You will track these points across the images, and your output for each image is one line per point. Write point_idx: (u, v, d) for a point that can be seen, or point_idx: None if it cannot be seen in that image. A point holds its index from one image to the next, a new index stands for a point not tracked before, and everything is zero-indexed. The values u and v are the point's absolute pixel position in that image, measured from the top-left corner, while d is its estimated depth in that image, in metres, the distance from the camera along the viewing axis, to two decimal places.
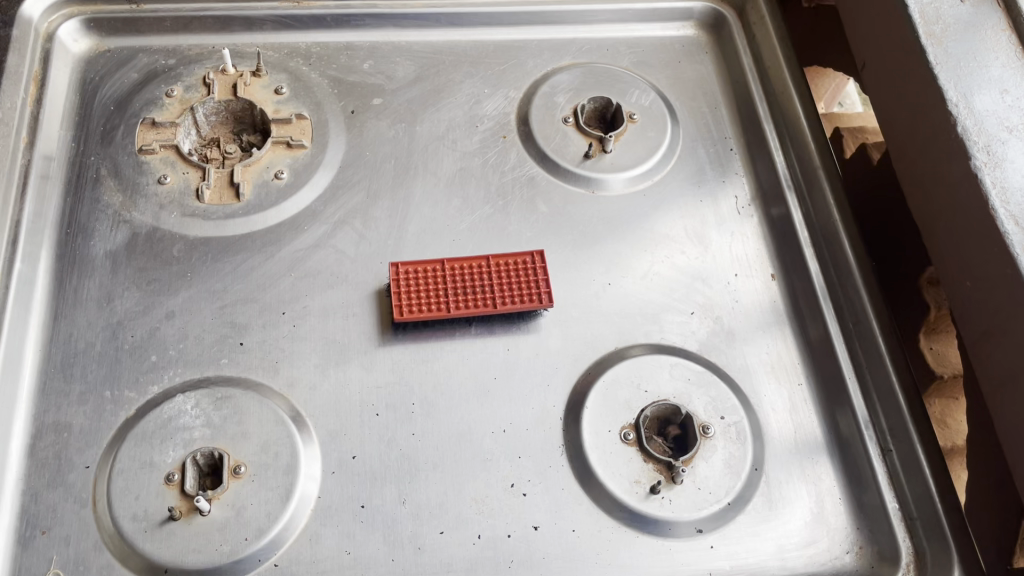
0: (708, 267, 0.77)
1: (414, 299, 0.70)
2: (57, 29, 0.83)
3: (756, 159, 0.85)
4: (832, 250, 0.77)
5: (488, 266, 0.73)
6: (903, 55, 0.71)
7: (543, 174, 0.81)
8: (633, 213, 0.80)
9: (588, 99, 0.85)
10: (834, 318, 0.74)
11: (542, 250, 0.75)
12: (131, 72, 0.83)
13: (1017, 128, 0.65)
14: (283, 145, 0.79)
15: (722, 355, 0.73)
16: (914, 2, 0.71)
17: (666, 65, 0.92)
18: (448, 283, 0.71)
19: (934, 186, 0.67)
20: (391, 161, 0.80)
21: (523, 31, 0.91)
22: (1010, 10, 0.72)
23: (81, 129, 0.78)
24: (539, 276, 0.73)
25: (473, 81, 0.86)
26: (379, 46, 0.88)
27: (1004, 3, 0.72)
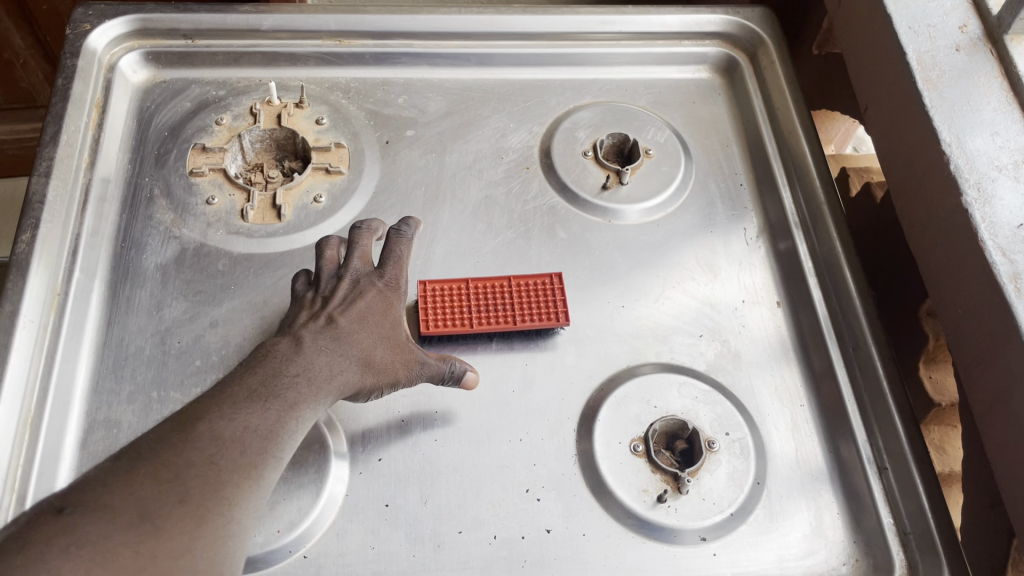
0: (717, 294, 0.82)
1: (435, 316, 0.75)
2: (118, 61, 0.90)
3: (765, 196, 0.90)
4: (835, 282, 0.81)
5: (502, 284, 0.78)
6: (904, 99, 0.75)
7: (562, 204, 0.86)
8: (646, 242, 0.85)
9: (606, 135, 0.91)
10: (836, 343, 0.78)
11: (560, 273, 0.80)
12: (185, 101, 0.89)
13: (1007, 168, 0.69)
14: (322, 171, 0.85)
15: (729, 376, 0.77)
16: (912, 50, 0.75)
17: (682, 105, 0.97)
18: (467, 301, 0.76)
19: (932, 221, 0.71)
20: (421, 188, 0.86)
21: (548, 71, 0.97)
22: (1002, 60, 0.75)
23: (137, 153, 0.85)
24: (557, 289, 0.78)
25: (500, 117, 0.92)
26: (413, 82, 0.94)
27: (997, 51, 0.76)
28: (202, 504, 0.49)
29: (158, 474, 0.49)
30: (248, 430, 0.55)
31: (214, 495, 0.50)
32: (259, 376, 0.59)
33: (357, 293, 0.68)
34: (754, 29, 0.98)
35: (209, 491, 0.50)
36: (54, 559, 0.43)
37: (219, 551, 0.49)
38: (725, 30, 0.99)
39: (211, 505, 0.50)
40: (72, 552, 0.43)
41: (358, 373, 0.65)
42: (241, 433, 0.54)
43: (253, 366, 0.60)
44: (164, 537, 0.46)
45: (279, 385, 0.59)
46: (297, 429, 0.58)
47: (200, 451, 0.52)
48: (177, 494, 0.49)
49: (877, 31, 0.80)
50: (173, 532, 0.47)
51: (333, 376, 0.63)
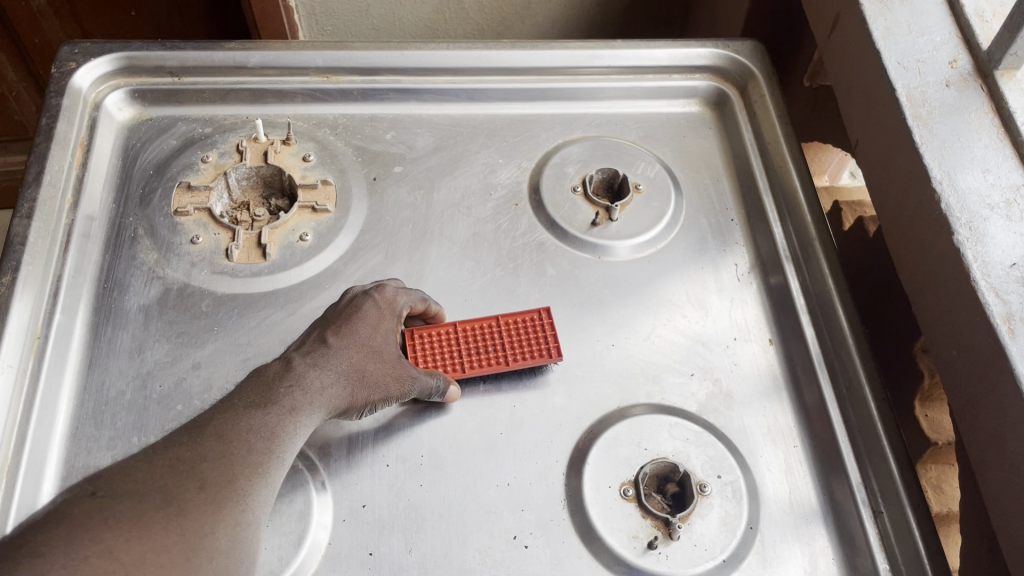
0: (708, 331, 0.81)
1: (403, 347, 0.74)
2: (104, 99, 0.89)
3: (756, 231, 0.89)
4: (828, 318, 0.80)
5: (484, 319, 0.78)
6: (895, 136, 0.74)
7: (551, 240, 0.85)
8: (636, 278, 0.84)
9: (595, 171, 0.90)
10: (829, 381, 0.77)
11: (549, 308, 0.79)
12: (171, 139, 0.89)
13: (999, 206, 0.68)
14: (308, 209, 0.84)
15: (721, 416, 0.75)
16: (902, 86, 0.75)
17: (672, 139, 0.97)
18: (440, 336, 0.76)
19: (925, 259, 0.70)
20: (408, 225, 0.85)
21: (538, 105, 0.97)
22: (993, 96, 0.74)
23: (121, 191, 0.84)
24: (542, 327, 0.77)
25: (489, 152, 0.92)
26: (401, 118, 0.94)
27: (987, 87, 0.75)
28: (218, 493, 0.54)
29: (176, 465, 0.54)
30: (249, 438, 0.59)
31: (226, 489, 0.55)
32: (258, 390, 0.63)
33: (355, 306, 0.71)
34: (743, 64, 0.98)
35: (222, 483, 0.55)
36: (91, 529, 0.47)
37: (237, 538, 0.53)
38: (713, 64, 0.98)
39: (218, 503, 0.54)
40: (111, 524, 0.48)
41: (354, 383, 0.67)
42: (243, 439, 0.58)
43: (250, 380, 0.64)
44: (189, 516, 0.51)
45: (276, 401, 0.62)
46: (296, 433, 0.62)
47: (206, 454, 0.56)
48: (195, 482, 0.54)
49: (867, 66, 0.80)
50: (197, 513, 0.52)
51: (325, 391, 0.65)
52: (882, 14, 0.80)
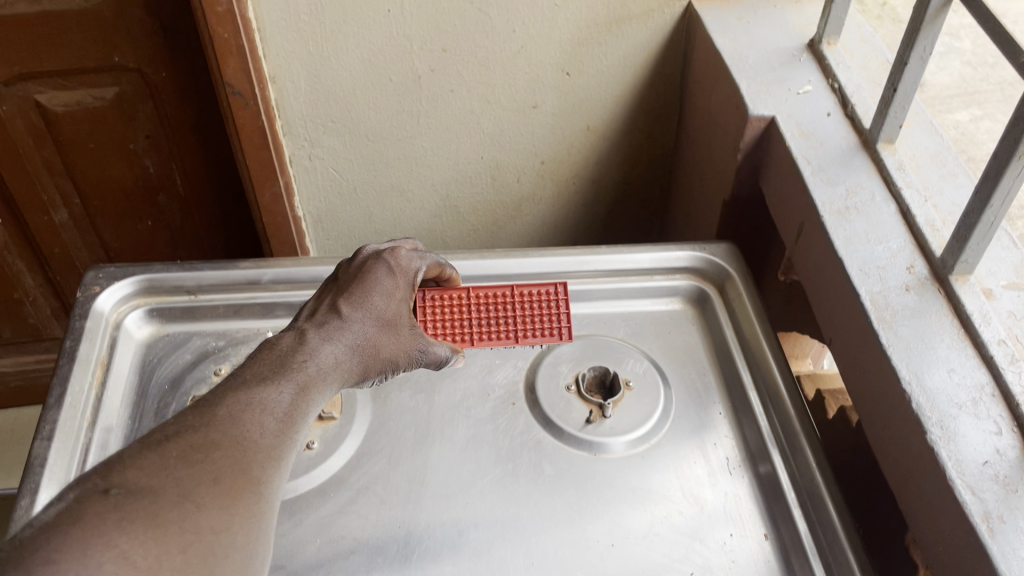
0: (704, 526, 0.91)
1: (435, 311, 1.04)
2: (122, 317, 1.09)
3: (743, 423, 1.02)
4: (811, 499, 0.91)
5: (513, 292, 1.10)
6: (867, 340, 0.88)
7: (547, 438, 1.00)
8: (630, 475, 0.97)
9: (586, 370, 1.07)
10: (805, 523, 0.91)
11: (562, 283, 1.10)
12: (186, 352, 1.08)
13: (967, 405, 0.78)
14: (318, 417, 0.99)
15: (703, 556, 0.89)
16: (867, 292, 0.89)
17: (659, 334, 1.13)
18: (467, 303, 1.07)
19: (908, 457, 0.80)
20: (410, 429, 1.01)
21: (549, 288, 1.16)
22: (951, 298, 0.88)
23: (136, 406, 1.01)
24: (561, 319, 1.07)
25: (487, 356, 1.09)
26: (423, 279, 1.05)
27: (943, 292, 0.89)
28: (226, 484, 0.69)
29: (189, 452, 0.69)
30: (261, 405, 0.77)
31: (240, 476, 0.71)
32: (271, 360, 0.82)
33: (368, 271, 0.94)
34: (720, 263, 1.17)
35: (235, 475, 0.71)
36: (106, 530, 0.60)
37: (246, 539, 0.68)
38: (692, 263, 1.17)
39: (253, 469, 0.73)
40: (126, 526, 0.61)
41: (369, 350, 0.90)
42: (255, 407, 0.77)
43: (267, 353, 0.84)
44: (201, 511, 0.66)
45: (304, 356, 0.84)
46: (310, 399, 0.82)
47: (230, 412, 0.75)
48: (210, 474, 0.69)
49: (838, 278, 0.95)
50: (209, 511, 0.66)
51: (337, 354, 0.86)
52: (842, 225, 0.98)
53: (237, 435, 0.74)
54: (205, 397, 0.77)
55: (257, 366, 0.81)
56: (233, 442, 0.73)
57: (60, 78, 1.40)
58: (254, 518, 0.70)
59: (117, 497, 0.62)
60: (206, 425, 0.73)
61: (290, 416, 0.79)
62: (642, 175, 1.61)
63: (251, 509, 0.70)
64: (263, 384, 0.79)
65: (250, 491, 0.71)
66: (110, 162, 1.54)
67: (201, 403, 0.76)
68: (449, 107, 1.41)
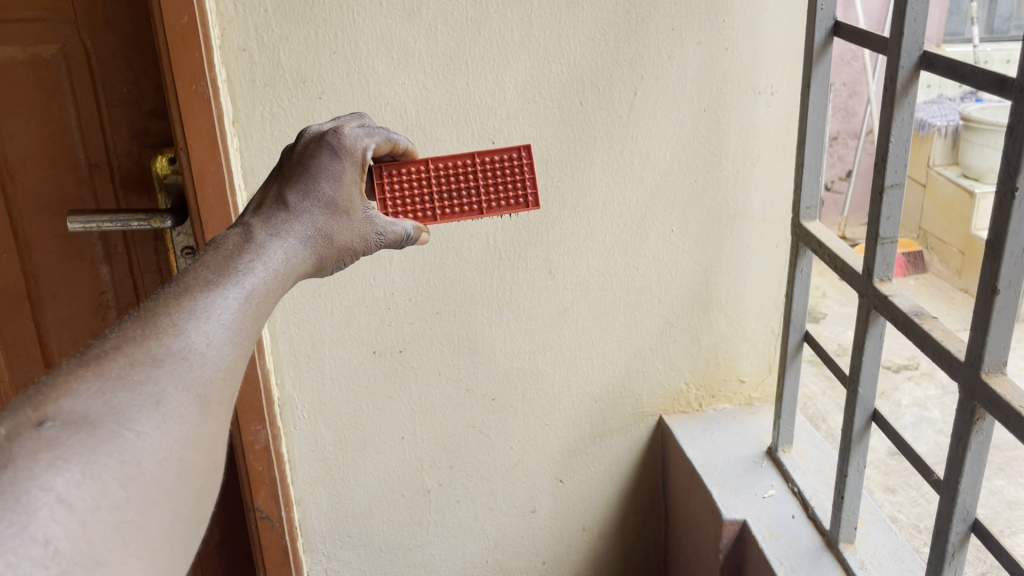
0: None
1: (410, 182, 1.41)
2: None
3: None
4: None
5: (478, 162, 1.44)
6: None
7: None
8: None
9: None
10: None
11: (526, 145, 1.44)
12: None
13: None
14: None
15: None
16: None
17: None
18: (441, 174, 1.42)
19: None
20: None
21: None
22: None
23: None
24: (526, 191, 1.44)
25: None
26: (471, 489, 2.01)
27: None
28: (138, 488, 0.77)
29: (111, 384, 0.81)
30: (206, 312, 0.91)
31: (151, 498, 0.78)
32: (131, 356, 0.84)
33: (238, 234, 1.05)
34: None
35: (144, 490, 0.78)
36: (39, 465, 0.72)
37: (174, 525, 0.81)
38: None
39: (196, 381, 0.86)
40: (62, 465, 0.73)
41: (239, 316, 0.95)
42: (194, 313, 0.90)
43: (132, 334, 0.86)
44: (136, 498, 0.77)
45: (252, 255, 1.02)
46: (190, 370, 0.86)
47: (172, 317, 0.89)
48: (108, 426, 0.78)
49: None
50: (144, 503, 0.78)
51: (281, 256, 1.05)
52: None
53: (176, 354, 0.86)
54: (149, 297, 0.93)
55: (212, 263, 0.98)
56: (151, 378, 0.83)
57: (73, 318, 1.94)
58: (208, 455, 0.86)
59: (49, 431, 0.75)
60: (143, 337, 0.86)
61: (235, 320, 0.94)
62: (631, 507, 2.32)
63: (207, 455, 0.86)
64: (206, 288, 0.94)
65: (119, 434, 0.78)
66: (83, 241, 1.89)
67: (147, 308, 0.90)
68: (492, 334, 2.03)
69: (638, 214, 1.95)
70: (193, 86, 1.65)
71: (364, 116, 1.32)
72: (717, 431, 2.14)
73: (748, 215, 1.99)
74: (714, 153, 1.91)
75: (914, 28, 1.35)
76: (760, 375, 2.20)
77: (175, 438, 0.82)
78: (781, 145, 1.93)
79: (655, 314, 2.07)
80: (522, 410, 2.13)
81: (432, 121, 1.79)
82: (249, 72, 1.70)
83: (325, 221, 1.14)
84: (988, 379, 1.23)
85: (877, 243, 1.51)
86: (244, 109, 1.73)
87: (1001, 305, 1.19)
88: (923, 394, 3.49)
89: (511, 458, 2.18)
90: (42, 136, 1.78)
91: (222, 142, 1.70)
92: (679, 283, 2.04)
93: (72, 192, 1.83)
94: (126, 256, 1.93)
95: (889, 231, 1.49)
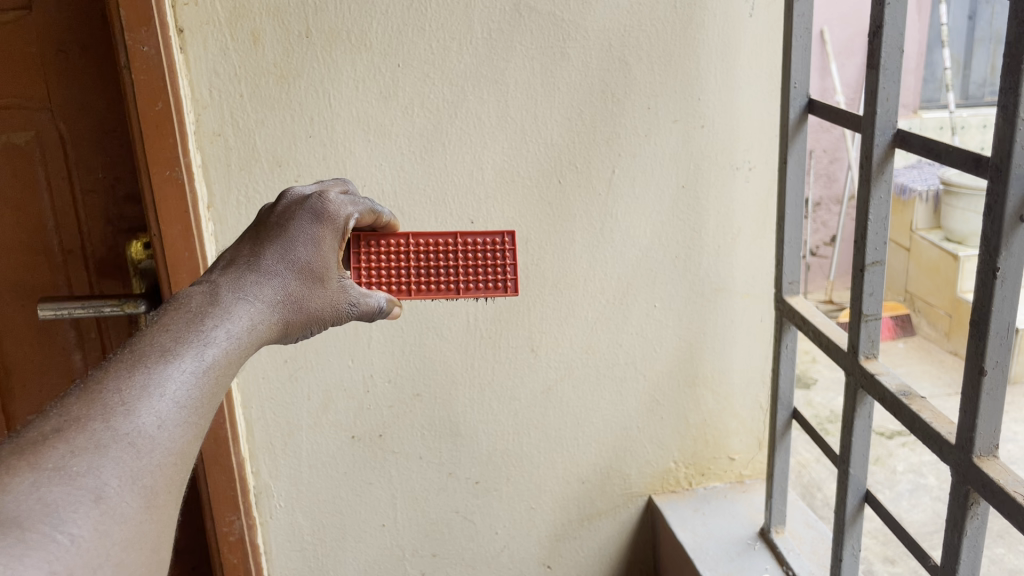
0: None
1: (389, 256, 1.39)
2: None
3: None
4: None
5: (461, 243, 1.43)
6: None
7: None
8: None
9: None
10: None
11: (511, 231, 1.44)
12: None
13: None
14: None
15: None
16: None
17: None
18: (421, 250, 1.41)
19: None
20: None
21: None
22: None
23: None
24: (507, 276, 1.40)
25: None
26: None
27: None
28: None
29: (49, 474, 0.76)
30: (159, 387, 0.87)
31: None
32: (74, 439, 0.79)
33: (200, 297, 1.01)
34: None
35: None
36: None
37: None
38: None
39: (141, 469, 0.82)
40: None
41: (195, 393, 0.90)
42: (146, 389, 0.86)
43: (77, 411, 0.82)
44: None
45: (215, 321, 0.97)
46: (136, 458, 0.82)
47: (121, 393, 0.84)
48: (39, 533, 0.73)
49: None
50: None
51: (245, 323, 1.01)
52: None
53: (122, 436, 0.82)
54: (98, 368, 0.88)
55: (171, 329, 0.94)
56: (93, 464, 0.79)
57: (37, 392, 1.88)
58: (148, 556, 0.82)
59: None
60: (89, 415, 0.82)
61: (189, 397, 0.89)
62: None
63: (149, 555, 0.82)
64: (162, 359, 0.90)
65: (48, 539, 0.73)
66: (55, 328, 1.83)
67: (96, 380, 0.85)
68: (474, 415, 1.98)
69: (619, 292, 1.93)
70: (168, 173, 1.64)
71: (348, 184, 1.30)
72: (708, 511, 2.08)
73: (731, 289, 1.98)
74: (693, 229, 1.91)
75: (886, 108, 1.35)
76: (751, 453, 2.16)
77: (109, 542, 0.77)
78: (761, 219, 1.93)
79: (640, 392, 2.03)
80: (507, 493, 2.06)
81: (421, 187, 1.78)
82: (225, 157, 1.70)
83: (294, 287, 1.10)
84: (980, 464, 1.18)
85: (861, 320, 1.48)
86: (220, 195, 1.72)
87: (989, 387, 1.15)
88: (917, 459, 3.45)
89: (495, 544, 2.10)
90: (16, 223, 1.75)
91: (195, 226, 1.68)
92: (663, 359, 2.01)
93: (46, 278, 1.80)
94: (99, 341, 1.87)
95: (872, 308, 1.47)
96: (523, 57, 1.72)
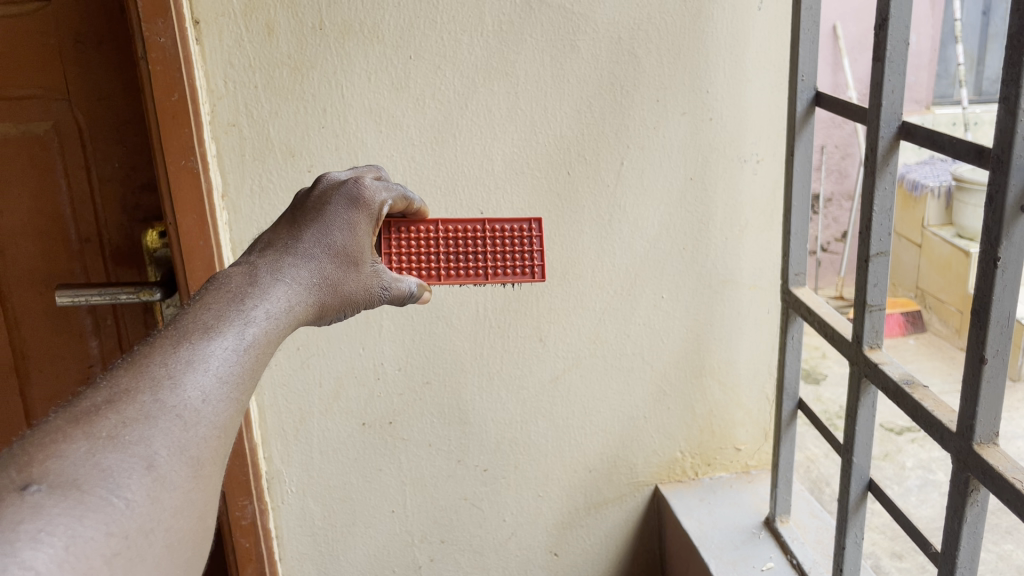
0: None
1: (418, 243, 1.41)
2: None
3: None
4: None
5: (488, 229, 1.46)
6: None
7: None
8: None
9: None
10: None
11: (537, 218, 1.47)
12: None
13: None
14: None
15: None
16: None
17: None
18: (450, 237, 1.43)
19: None
20: None
21: None
22: None
23: None
24: (534, 262, 1.44)
25: None
26: None
27: None
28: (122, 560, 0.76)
29: (105, 441, 0.79)
30: (203, 362, 0.89)
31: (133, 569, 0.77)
32: (125, 409, 0.82)
33: (238, 277, 1.04)
34: None
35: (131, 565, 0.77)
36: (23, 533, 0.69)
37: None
38: None
39: (190, 440, 0.84)
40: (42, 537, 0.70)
41: (237, 369, 0.92)
42: (191, 363, 0.88)
43: (126, 384, 0.84)
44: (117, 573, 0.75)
45: (254, 301, 1.00)
46: (184, 428, 0.84)
47: (167, 367, 0.87)
48: (99, 495, 0.76)
49: None
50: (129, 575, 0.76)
51: (283, 303, 1.04)
52: None
53: (169, 409, 0.84)
54: (144, 343, 0.91)
55: (212, 307, 0.97)
56: (143, 434, 0.81)
57: (54, 381, 1.91)
58: (195, 522, 0.84)
59: (34, 495, 0.72)
60: (138, 388, 0.84)
61: (231, 373, 0.92)
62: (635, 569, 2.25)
63: (196, 522, 0.85)
64: (205, 335, 0.92)
65: (106, 501, 0.76)
66: (71, 313, 1.87)
67: (142, 355, 0.88)
68: (482, 404, 2.00)
69: (627, 282, 1.95)
70: (183, 162, 1.67)
71: (380, 171, 1.33)
72: (713, 501, 2.10)
73: (738, 281, 2.00)
74: (701, 221, 1.93)
75: (892, 100, 1.37)
76: (757, 444, 2.18)
77: (161, 507, 0.80)
78: (769, 211, 1.95)
79: (647, 382, 2.05)
80: (515, 481, 2.08)
81: (430, 179, 1.80)
82: (239, 148, 1.73)
83: (329, 270, 1.13)
84: (981, 451, 1.19)
85: (865, 310, 1.50)
86: (234, 184, 1.75)
87: (990, 375, 1.16)
88: (926, 455, 3.46)
89: (503, 531, 2.13)
90: (32, 211, 1.78)
91: (209, 215, 1.71)
92: (671, 350, 2.03)
93: (63, 265, 1.83)
94: (115, 328, 1.91)
95: (875, 298, 1.48)
96: (533, 49, 1.74)
